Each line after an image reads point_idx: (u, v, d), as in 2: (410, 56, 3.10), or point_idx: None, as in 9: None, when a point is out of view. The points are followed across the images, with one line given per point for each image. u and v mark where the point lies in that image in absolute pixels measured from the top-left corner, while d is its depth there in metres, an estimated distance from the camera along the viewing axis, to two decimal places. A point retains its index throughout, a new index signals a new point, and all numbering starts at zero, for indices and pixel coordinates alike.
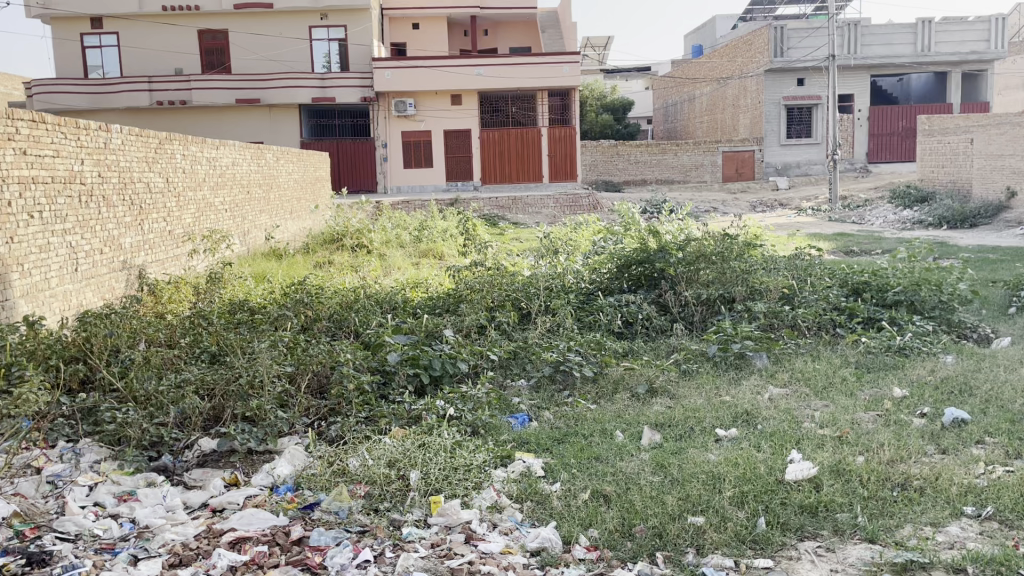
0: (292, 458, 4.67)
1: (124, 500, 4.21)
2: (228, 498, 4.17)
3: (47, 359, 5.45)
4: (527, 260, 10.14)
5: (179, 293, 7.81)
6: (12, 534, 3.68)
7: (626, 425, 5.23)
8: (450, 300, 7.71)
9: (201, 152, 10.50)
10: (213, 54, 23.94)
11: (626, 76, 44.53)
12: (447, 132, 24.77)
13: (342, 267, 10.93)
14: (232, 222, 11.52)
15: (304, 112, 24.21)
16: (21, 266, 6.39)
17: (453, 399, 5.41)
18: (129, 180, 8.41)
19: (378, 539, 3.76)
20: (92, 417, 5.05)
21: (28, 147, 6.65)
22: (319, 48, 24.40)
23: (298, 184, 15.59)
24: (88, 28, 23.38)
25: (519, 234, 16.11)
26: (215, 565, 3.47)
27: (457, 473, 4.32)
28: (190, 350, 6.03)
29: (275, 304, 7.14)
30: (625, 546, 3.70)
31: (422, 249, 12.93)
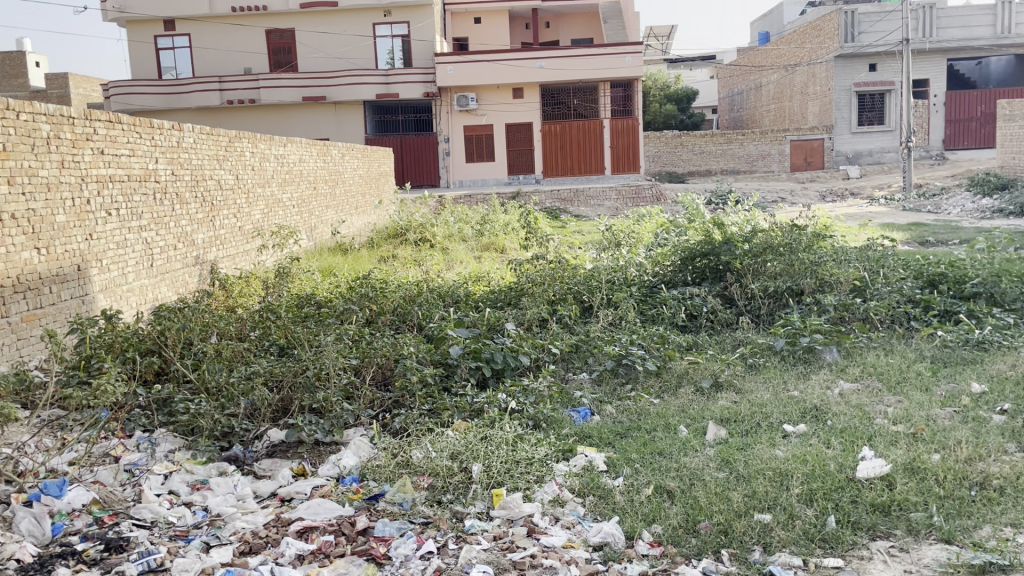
0: (357, 449, 4.74)
1: (197, 488, 4.34)
2: (296, 488, 4.27)
3: (124, 352, 5.69)
4: (589, 252, 10.04)
5: (248, 287, 8.00)
6: (91, 521, 3.84)
7: (690, 420, 5.16)
8: (512, 294, 7.73)
9: (269, 149, 10.72)
10: (281, 53, 24.44)
11: (691, 65, 43.93)
12: (508, 126, 24.82)
13: (406, 260, 11.11)
14: (299, 218, 11.77)
15: (368, 109, 24.55)
16: (100, 262, 6.67)
17: (515, 392, 5.42)
18: (201, 177, 8.65)
19: (441, 531, 3.79)
20: (166, 408, 5.23)
21: (105, 147, 6.89)
22: (383, 44, 24.67)
23: (363, 179, 15.84)
24: (161, 30, 24.10)
25: (581, 227, 16.07)
26: (283, 554, 3.55)
27: (519, 466, 4.32)
28: (259, 343, 6.23)
29: (341, 299, 7.27)
30: (689, 543, 3.65)
31: (484, 243, 12.95)
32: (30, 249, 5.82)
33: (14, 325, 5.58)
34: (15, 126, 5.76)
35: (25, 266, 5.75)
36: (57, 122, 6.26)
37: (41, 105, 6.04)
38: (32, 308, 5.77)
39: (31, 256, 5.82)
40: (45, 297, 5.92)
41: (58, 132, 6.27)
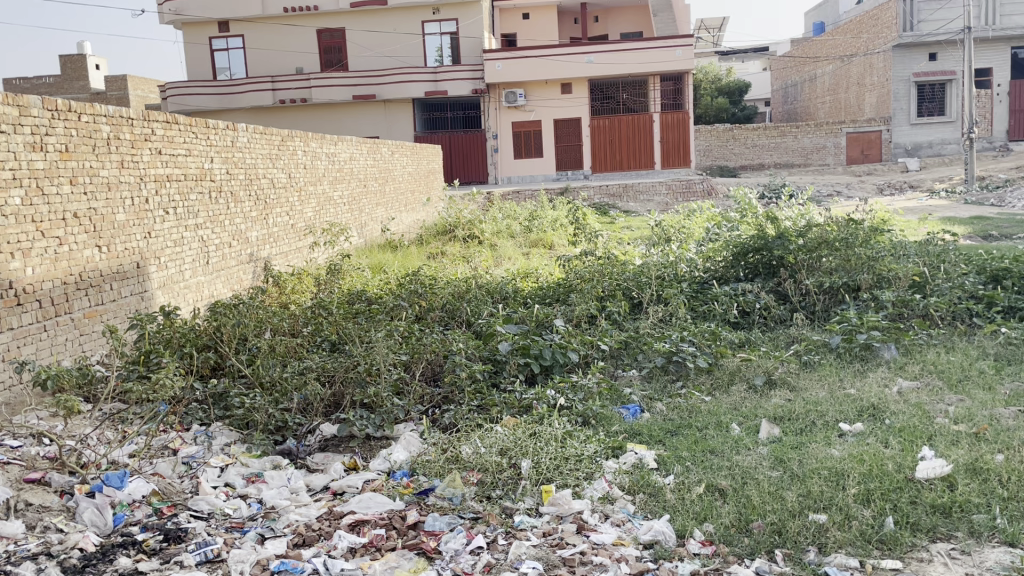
0: (407, 444, 4.77)
1: (252, 481, 4.42)
2: (348, 482, 4.32)
3: (182, 347, 5.83)
4: (639, 249, 9.97)
5: (301, 284, 8.12)
6: (151, 512, 3.94)
7: (743, 418, 5.09)
8: (560, 290, 7.69)
9: (321, 148, 10.86)
10: (332, 53, 24.74)
11: (743, 57, 43.26)
12: (557, 121, 24.77)
13: (455, 257, 11.18)
14: (350, 216, 11.93)
15: (417, 107, 24.71)
16: (158, 260, 6.85)
17: (563, 389, 5.41)
18: (255, 176, 8.81)
19: (490, 526, 3.80)
20: (222, 402, 5.34)
21: (162, 147, 7.04)
22: (432, 42, 24.77)
23: (412, 177, 15.96)
24: (216, 31, 24.63)
25: (630, 222, 15.93)
26: (335, 547, 3.60)
27: (568, 463, 4.31)
28: (311, 339, 6.32)
29: (391, 295, 7.34)
30: (742, 542, 3.60)
31: (533, 239, 12.94)
32: (91, 247, 6.00)
33: (77, 321, 5.78)
34: (76, 127, 5.92)
35: (87, 263, 5.93)
36: (116, 123, 6.41)
37: (101, 106, 6.18)
38: (93, 305, 5.96)
39: (92, 254, 6.00)
40: (106, 294, 6.12)
41: (117, 133, 6.42)
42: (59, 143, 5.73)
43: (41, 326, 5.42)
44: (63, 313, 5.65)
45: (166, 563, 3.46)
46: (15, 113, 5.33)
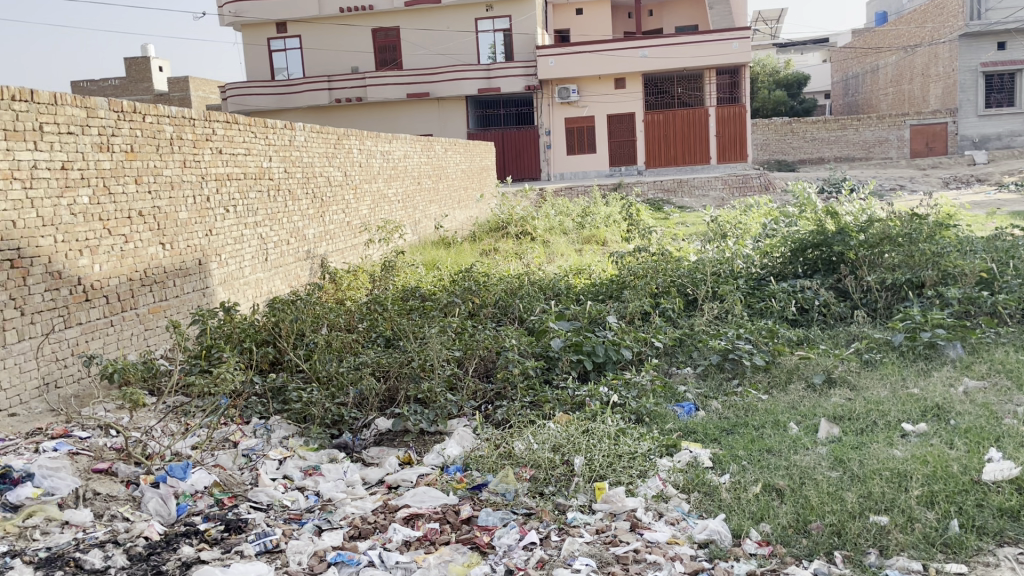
0: (461, 439, 4.80)
1: (309, 474, 4.50)
2: (403, 476, 4.36)
3: (242, 342, 5.98)
4: (694, 245, 9.84)
5: (356, 280, 8.23)
6: (212, 502, 4.04)
7: (801, 417, 5.00)
8: (614, 287, 7.66)
9: (376, 146, 10.98)
10: (386, 51, 24.98)
11: (802, 49, 42.42)
12: (610, 117, 24.62)
13: (507, 254, 11.20)
14: (404, 213, 12.05)
15: (471, 104, 24.80)
16: (219, 257, 7.03)
17: (617, 386, 5.38)
18: (311, 174, 8.96)
19: (543, 522, 3.80)
20: (280, 396, 5.45)
21: (223, 147, 7.19)
22: (485, 39, 24.80)
23: (465, 174, 16.02)
24: (274, 32, 25.11)
25: (685, 218, 15.75)
26: (391, 539, 3.65)
27: (621, 460, 4.28)
28: (366, 335, 6.40)
29: (444, 291, 7.40)
30: (800, 543, 3.54)
31: (585, 236, 12.88)
32: (155, 245, 6.20)
33: (141, 316, 5.99)
34: (141, 128, 6.09)
35: (151, 260, 6.14)
36: (179, 124, 6.57)
37: (165, 107, 6.34)
38: (157, 300, 6.18)
39: (156, 251, 6.20)
40: (170, 290, 6.33)
41: (180, 133, 6.59)
42: (125, 143, 5.90)
43: (108, 321, 5.65)
44: (129, 308, 5.87)
45: (227, 552, 3.54)
46: (83, 115, 5.49)
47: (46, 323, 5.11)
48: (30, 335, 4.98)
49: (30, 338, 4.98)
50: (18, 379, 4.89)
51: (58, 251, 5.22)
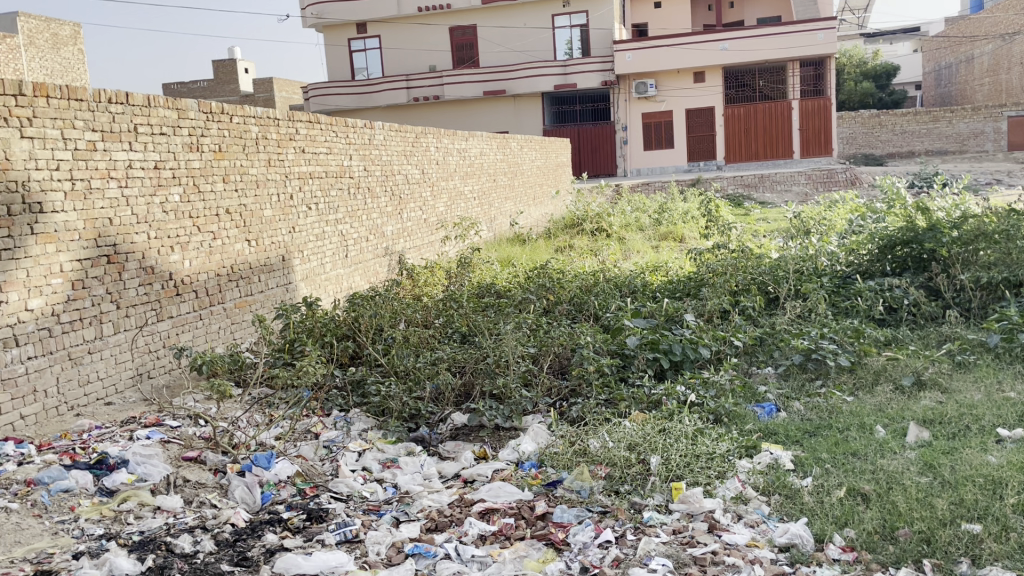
0: (535, 436, 4.79)
1: (387, 466, 4.58)
2: (478, 471, 4.40)
3: (323, 336, 6.13)
4: (776, 241, 9.60)
5: (433, 276, 8.32)
6: (295, 492, 4.16)
7: (888, 420, 4.82)
8: (691, 284, 7.53)
9: (452, 144, 11.09)
10: (463, 49, 25.16)
11: (891, 39, 40.95)
12: (689, 111, 24.24)
13: (582, 250, 11.17)
14: (480, 210, 12.13)
15: (547, 100, 24.78)
16: (302, 254, 7.24)
17: (695, 385, 5.28)
18: (390, 172, 9.10)
19: (619, 521, 3.78)
20: (360, 389, 5.57)
21: (306, 146, 7.36)
22: (562, 35, 24.71)
23: (541, 170, 16.02)
24: (354, 33, 25.62)
25: (767, 214, 15.40)
26: (466, 533, 3.69)
27: (699, 461, 4.21)
28: (443, 331, 6.46)
29: (520, 288, 7.42)
30: (886, 550, 3.42)
31: (662, 232, 12.73)
32: (242, 241, 6.41)
33: (228, 310, 6.22)
34: (229, 129, 6.28)
35: (238, 256, 6.36)
36: (264, 124, 6.75)
37: (251, 108, 6.52)
38: (243, 295, 6.40)
39: (242, 248, 6.41)
40: (255, 286, 6.56)
41: (265, 133, 6.78)
42: (213, 143, 6.11)
43: (197, 315, 5.88)
44: (216, 302, 6.09)
45: (309, 541, 3.64)
46: (175, 116, 5.70)
47: (140, 316, 5.35)
48: (125, 327, 5.22)
49: (125, 331, 5.22)
50: (114, 369, 5.14)
51: (151, 247, 5.46)
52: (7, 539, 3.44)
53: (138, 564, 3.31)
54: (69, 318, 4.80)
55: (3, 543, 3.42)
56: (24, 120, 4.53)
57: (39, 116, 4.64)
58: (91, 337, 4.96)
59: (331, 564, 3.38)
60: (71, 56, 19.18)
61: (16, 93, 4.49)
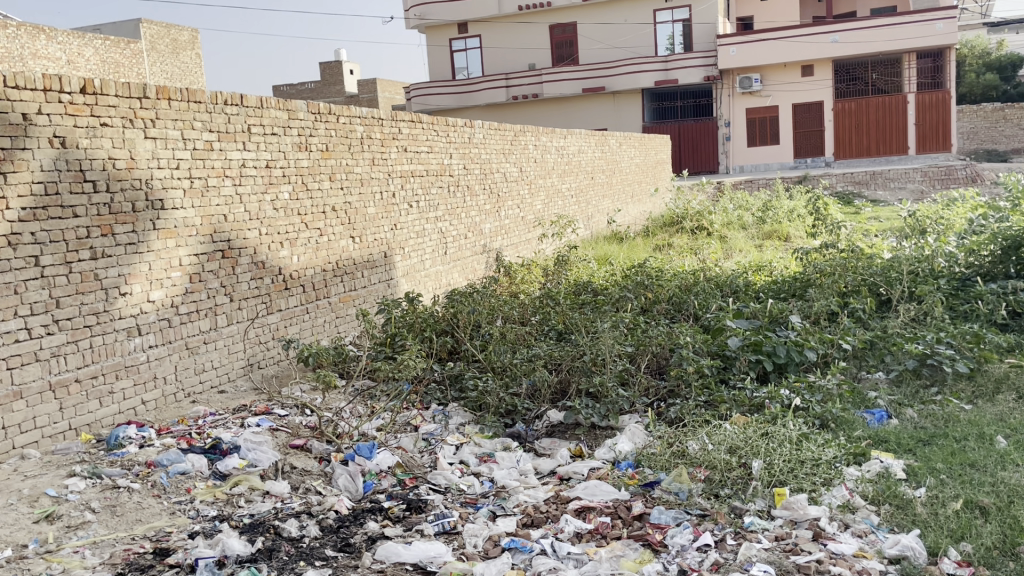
0: (632, 436, 4.75)
1: (484, 460, 4.63)
2: (574, 468, 4.40)
3: (423, 331, 6.26)
4: (887, 241, 9.20)
5: (530, 274, 8.37)
6: (395, 482, 4.26)
7: (1011, 431, 4.55)
8: (797, 284, 7.30)
9: (551, 141, 11.11)
10: (563, 47, 25.13)
11: (1016, 28, 38.62)
12: (796, 106, 23.49)
13: (682, 249, 10.97)
14: (577, 208, 12.11)
15: (647, 97, 24.49)
16: (403, 250, 7.40)
17: (800, 389, 5.10)
18: (489, 171, 9.19)
19: (718, 525, 3.70)
20: (458, 384, 5.66)
21: (408, 145, 7.51)
22: (663, 30, 24.37)
23: (640, 168, 15.86)
24: (456, 33, 26.00)
25: (878, 213, 14.76)
26: (562, 530, 3.69)
27: (803, 467, 4.07)
28: (539, 328, 6.48)
29: (617, 287, 7.36)
30: (1006, 567, 3.24)
31: (766, 231, 12.40)
32: (346, 238, 6.61)
33: (333, 304, 6.43)
34: (336, 129, 6.48)
35: (343, 252, 6.56)
36: (369, 124, 6.93)
37: (357, 109, 6.71)
38: (347, 290, 6.60)
39: (347, 244, 6.61)
40: (359, 281, 6.76)
41: (370, 133, 6.95)
42: (321, 143, 6.32)
43: (304, 309, 6.11)
44: (322, 296, 6.31)
45: (408, 531, 3.72)
46: (285, 117, 5.92)
47: (251, 308, 5.59)
48: (237, 319, 5.47)
49: (238, 323, 5.48)
50: (227, 359, 5.39)
51: (262, 243, 5.69)
52: (129, 517, 3.67)
53: (248, 545, 3.46)
54: (186, 309, 5.07)
55: (127, 520, 3.65)
56: (148, 121, 4.80)
57: (161, 117, 4.89)
58: (207, 328, 5.23)
59: (430, 553, 3.45)
60: (190, 59, 20.19)
61: (140, 96, 4.75)
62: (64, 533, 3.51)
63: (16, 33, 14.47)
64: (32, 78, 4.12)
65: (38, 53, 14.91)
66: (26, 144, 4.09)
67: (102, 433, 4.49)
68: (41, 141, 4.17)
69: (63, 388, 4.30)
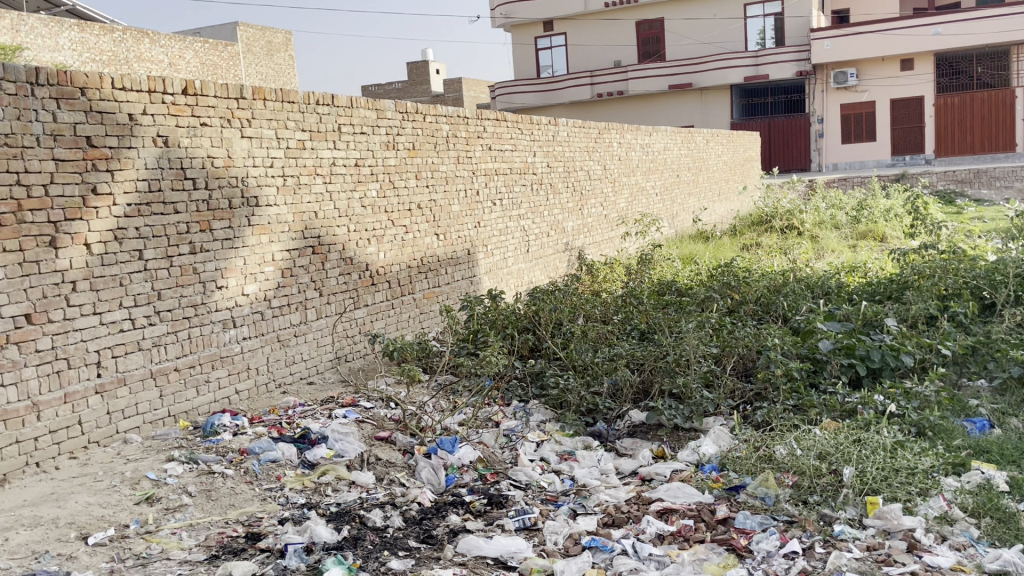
0: (716, 438, 4.66)
1: (564, 458, 4.62)
2: (656, 469, 4.35)
3: (505, 328, 6.30)
4: (993, 242, 8.74)
5: (612, 273, 8.32)
6: (476, 476, 4.30)
7: None
8: (893, 287, 7.02)
9: (636, 139, 10.99)
10: (650, 43, 24.83)
11: None
12: (894, 101, 22.58)
13: (771, 249, 10.69)
14: (662, 206, 11.95)
15: (736, 93, 23.98)
16: (486, 248, 7.47)
17: (895, 395, 4.90)
18: (573, 169, 9.17)
19: (807, 532, 3.61)
20: (539, 381, 5.67)
21: (492, 143, 7.56)
22: (754, 25, 23.81)
23: (727, 165, 15.53)
24: (541, 31, 26.03)
25: (983, 213, 14.05)
26: (644, 531, 3.65)
27: (898, 475, 3.90)
28: (622, 327, 6.42)
29: (702, 287, 7.24)
30: None
31: (861, 231, 11.98)
32: (431, 235, 6.70)
33: (417, 300, 6.54)
34: (422, 128, 6.58)
35: (427, 250, 6.65)
36: (455, 123, 7.01)
37: (443, 107, 6.79)
38: (431, 286, 6.71)
39: (432, 241, 6.71)
40: (443, 278, 6.85)
41: (455, 131, 7.03)
42: (408, 141, 6.42)
43: (390, 304, 6.23)
44: (407, 292, 6.42)
45: (489, 525, 3.75)
46: (374, 116, 6.04)
47: (339, 303, 5.74)
48: (326, 314, 5.63)
49: (327, 317, 5.63)
50: (316, 352, 5.54)
51: (351, 240, 5.83)
52: (223, 501, 3.82)
53: (334, 533, 3.56)
54: (278, 303, 5.23)
55: (220, 505, 3.80)
56: (244, 121, 4.97)
57: (256, 117, 5.06)
58: (297, 321, 5.39)
59: (510, 549, 3.47)
60: (284, 61, 20.85)
61: (238, 96, 4.92)
62: (162, 515, 3.67)
63: (122, 37, 15.27)
64: (137, 80, 4.32)
65: (142, 56, 15.67)
66: (131, 143, 4.30)
67: (198, 420, 4.68)
68: (145, 140, 4.37)
69: (163, 376, 4.51)
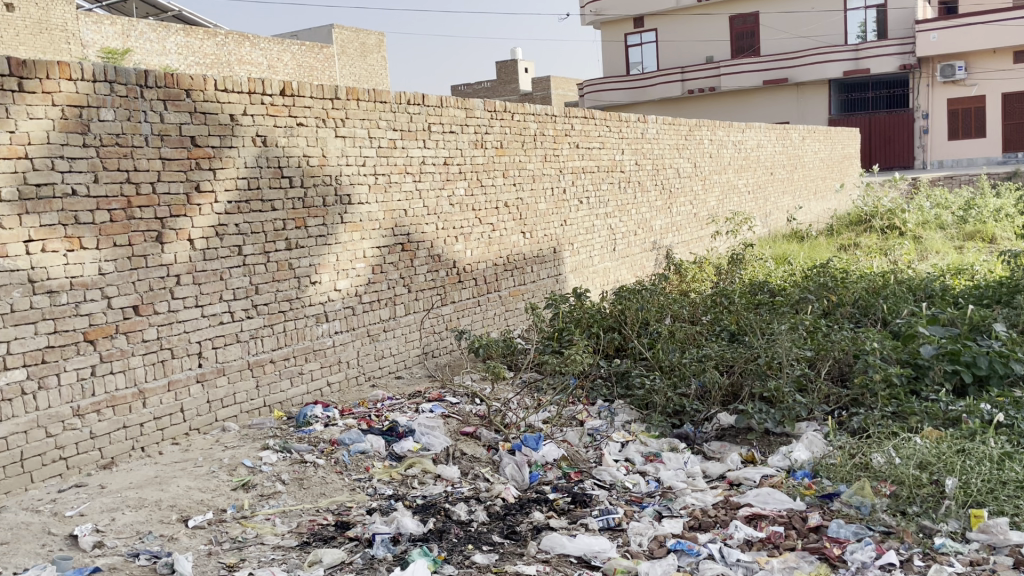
0: (810, 444, 4.51)
1: (650, 460, 4.57)
2: (745, 474, 4.24)
3: (590, 327, 6.27)
4: None
5: (701, 272, 8.15)
6: (561, 475, 4.29)
7: None
8: (1003, 291, 6.65)
9: (728, 135, 10.75)
10: (743, 38, 24.25)
11: None
12: (1006, 96, 21.41)
13: (870, 249, 10.28)
14: (754, 204, 11.66)
15: (834, 88, 23.20)
16: (572, 246, 7.45)
17: (1004, 404, 4.64)
18: (661, 166, 9.04)
19: (905, 544, 3.46)
20: (624, 380, 5.61)
21: (580, 141, 7.54)
22: (854, 17, 22.91)
23: (824, 163, 15.03)
24: (631, 28, 25.76)
25: None
26: (732, 536, 3.57)
27: (1006, 488, 3.68)
28: (710, 328, 6.29)
29: (796, 288, 7.03)
30: None
31: (968, 232, 11.39)
32: (517, 233, 6.72)
33: (503, 298, 6.58)
34: (510, 126, 6.61)
35: (513, 247, 6.68)
36: (543, 121, 7.01)
37: (531, 105, 6.80)
38: (517, 284, 6.74)
39: (518, 239, 6.73)
40: (528, 276, 6.87)
41: (543, 129, 7.03)
42: (496, 140, 6.45)
43: (476, 301, 6.29)
44: (493, 290, 6.47)
45: (573, 523, 3.74)
46: (463, 115, 6.10)
47: (427, 300, 5.83)
48: (415, 310, 5.72)
49: (415, 312, 5.73)
50: (404, 347, 5.65)
51: (439, 237, 5.91)
52: (314, 490, 3.93)
53: (420, 525, 3.61)
54: (369, 298, 5.35)
55: (312, 493, 3.91)
56: (338, 121, 5.10)
57: (350, 117, 5.18)
58: (386, 316, 5.50)
59: (594, 548, 3.44)
60: (377, 62, 21.31)
61: (332, 97, 5.05)
62: (257, 501, 3.81)
63: (224, 41, 15.93)
64: (239, 82, 4.49)
65: (243, 59, 16.25)
66: (232, 143, 4.47)
67: (292, 410, 4.84)
68: (245, 140, 4.54)
69: (259, 367, 4.68)
